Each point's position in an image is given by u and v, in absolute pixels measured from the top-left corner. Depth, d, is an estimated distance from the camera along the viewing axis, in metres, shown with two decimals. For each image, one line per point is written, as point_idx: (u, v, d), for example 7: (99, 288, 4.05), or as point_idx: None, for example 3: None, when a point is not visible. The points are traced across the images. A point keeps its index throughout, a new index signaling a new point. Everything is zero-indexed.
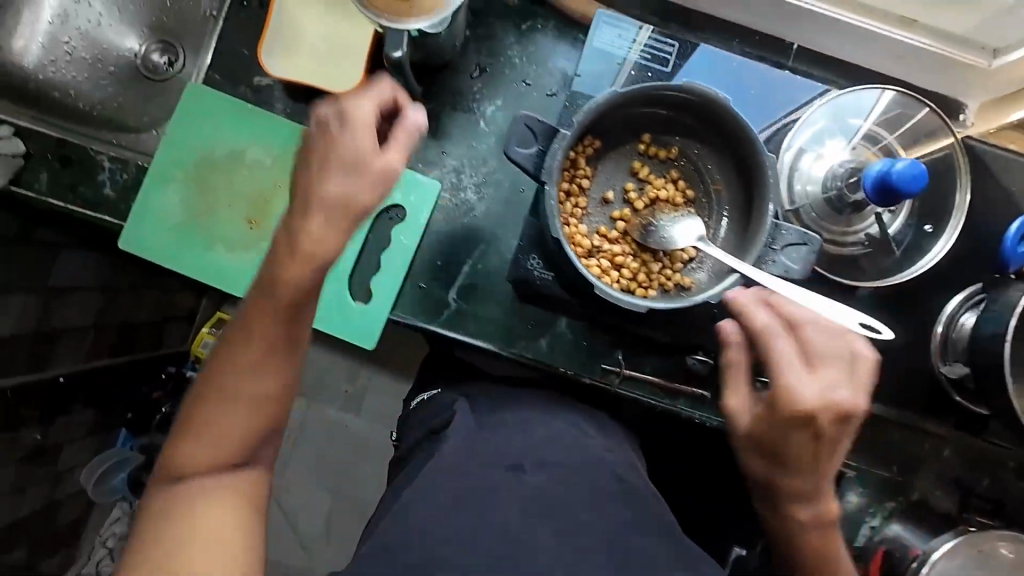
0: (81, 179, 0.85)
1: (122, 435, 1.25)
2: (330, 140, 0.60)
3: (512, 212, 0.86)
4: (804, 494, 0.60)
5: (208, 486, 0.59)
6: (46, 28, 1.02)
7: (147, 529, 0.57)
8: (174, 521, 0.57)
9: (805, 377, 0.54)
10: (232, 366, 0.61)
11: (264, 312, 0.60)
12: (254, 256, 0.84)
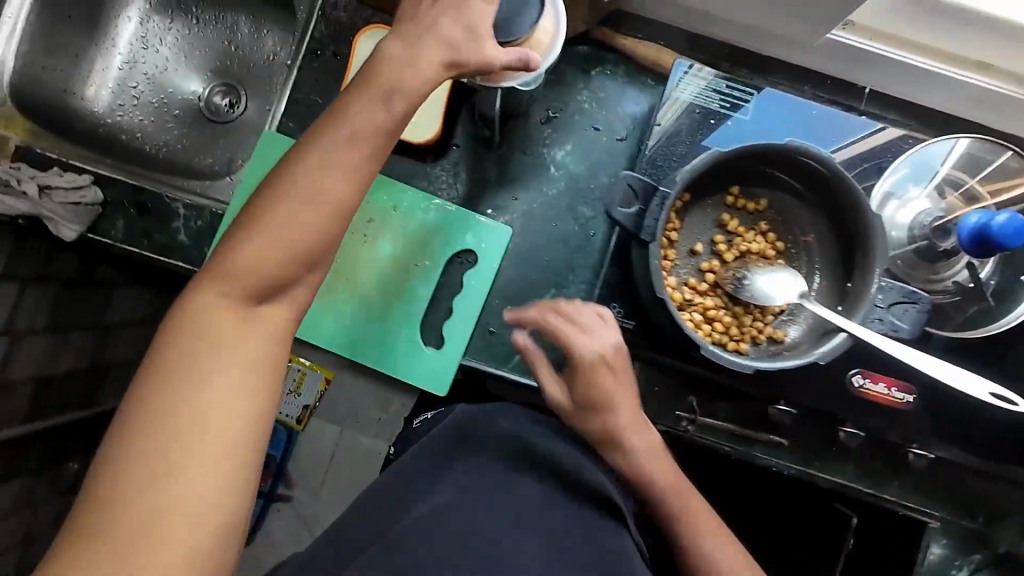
0: (157, 226, 0.87)
1: None
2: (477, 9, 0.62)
3: (582, 255, 0.86)
4: (682, 488, 0.70)
5: (221, 352, 0.56)
6: (116, 73, 1.03)
7: (148, 386, 0.54)
8: (179, 382, 0.54)
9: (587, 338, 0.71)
10: (256, 234, 0.57)
11: (279, 207, 0.58)
12: (327, 302, 0.84)
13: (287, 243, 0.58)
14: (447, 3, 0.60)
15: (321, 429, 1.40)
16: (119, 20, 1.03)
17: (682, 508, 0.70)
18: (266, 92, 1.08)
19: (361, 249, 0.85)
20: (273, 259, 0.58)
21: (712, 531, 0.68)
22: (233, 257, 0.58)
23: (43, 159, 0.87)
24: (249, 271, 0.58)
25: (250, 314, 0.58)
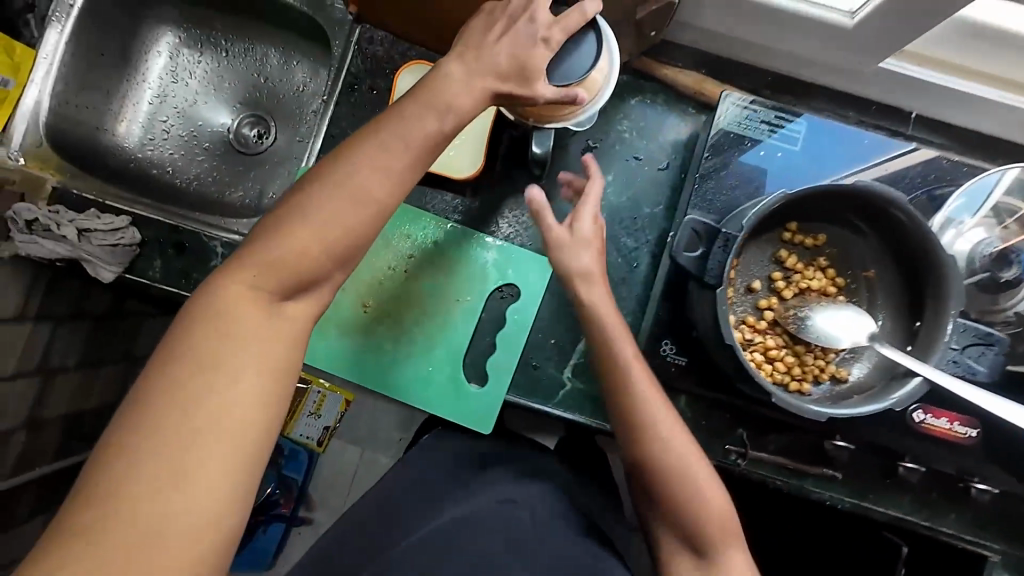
0: (195, 265, 0.86)
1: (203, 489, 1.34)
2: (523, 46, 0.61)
3: (624, 287, 0.85)
4: (678, 439, 0.68)
5: (238, 354, 0.54)
6: (146, 108, 1.03)
7: (157, 386, 0.52)
8: (192, 383, 0.52)
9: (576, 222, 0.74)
10: (285, 236, 0.57)
11: (314, 211, 0.57)
12: (368, 341, 0.83)
13: (316, 246, 0.57)
14: (500, 45, 0.59)
15: (343, 448, 1.42)
16: (149, 55, 1.03)
17: (677, 464, 0.67)
18: (296, 124, 1.07)
19: (402, 285, 0.84)
20: (298, 261, 0.57)
21: (705, 487, 0.66)
22: (260, 255, 0.57)
23: (81, 200, 0.87)
24: (276, 273, 0.57)
25: (269, 316, 0.56)
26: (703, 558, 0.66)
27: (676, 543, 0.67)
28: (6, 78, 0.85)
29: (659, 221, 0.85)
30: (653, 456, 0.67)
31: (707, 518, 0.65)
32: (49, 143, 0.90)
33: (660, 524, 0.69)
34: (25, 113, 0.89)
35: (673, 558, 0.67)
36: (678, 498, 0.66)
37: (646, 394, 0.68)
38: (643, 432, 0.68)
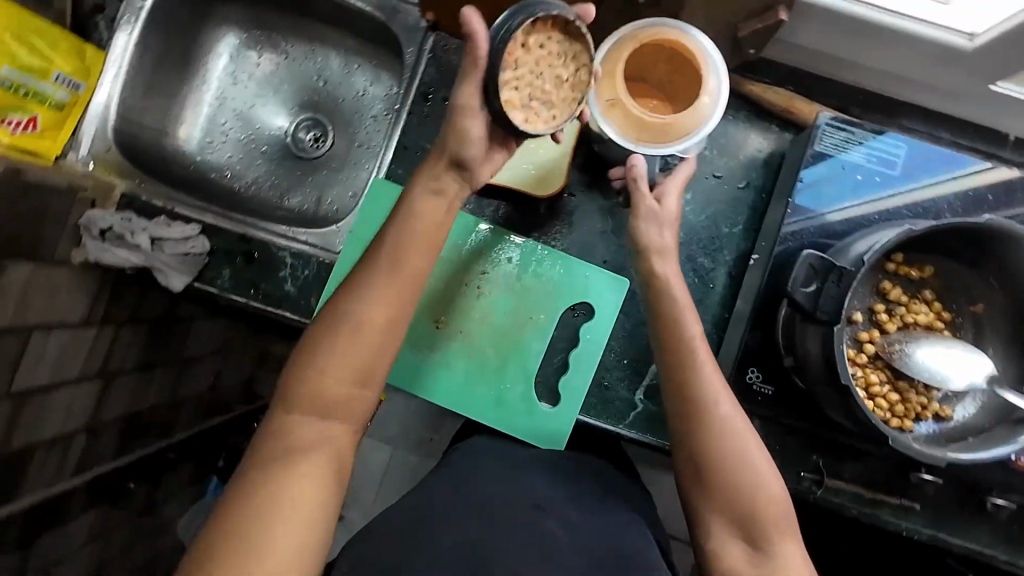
0: (263, 275, 0.85)
1: (213, 482, 1.41)
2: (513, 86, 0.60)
3: (699, 308, 0.83)
4: (734, 418, 0.63)
5: (321, 410, 0.60)
6: (206, 110, 1.02)
7: (263, 443, 0.59)
8: (265, 481, 0.56)
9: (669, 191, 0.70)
10: (356, 305, 0.61)
11: (374, 283, 0.62)
12: (440, 357, 0.82)
13: (357, 360, 0.60)
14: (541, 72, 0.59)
15: (378, 448, 1.41)
16: (211, 57, 1.02)
17: (735, 445, 0.62)
18: (355, 130, 1.05)
19: (473, 300, 0.82)
20: (335, 377, 0.60)
21: (762, 471, 0.61)
22: (336, 324, 0.61)
23: (150, 207, 0.86)
24: (319, 392, 0.59)
25: (323, 423, 0.60)
26: (759, 549, 0.59)
27: (728, 531, 0.61)
28: (76, 81, 0.84)
29: (739, 241, 0.83)
30: (707, 436, 0.63)
31: (761, 504, 0.60)
32: (117, 148, 0.88)
33: (708, 510, 0.62)
34: (93, 117, 0.88)
35: (726, 548, 0.60)
36: (730, 481, 0.61)
37: (710, 372, 0.65)
38: (699, 409, 0.64)
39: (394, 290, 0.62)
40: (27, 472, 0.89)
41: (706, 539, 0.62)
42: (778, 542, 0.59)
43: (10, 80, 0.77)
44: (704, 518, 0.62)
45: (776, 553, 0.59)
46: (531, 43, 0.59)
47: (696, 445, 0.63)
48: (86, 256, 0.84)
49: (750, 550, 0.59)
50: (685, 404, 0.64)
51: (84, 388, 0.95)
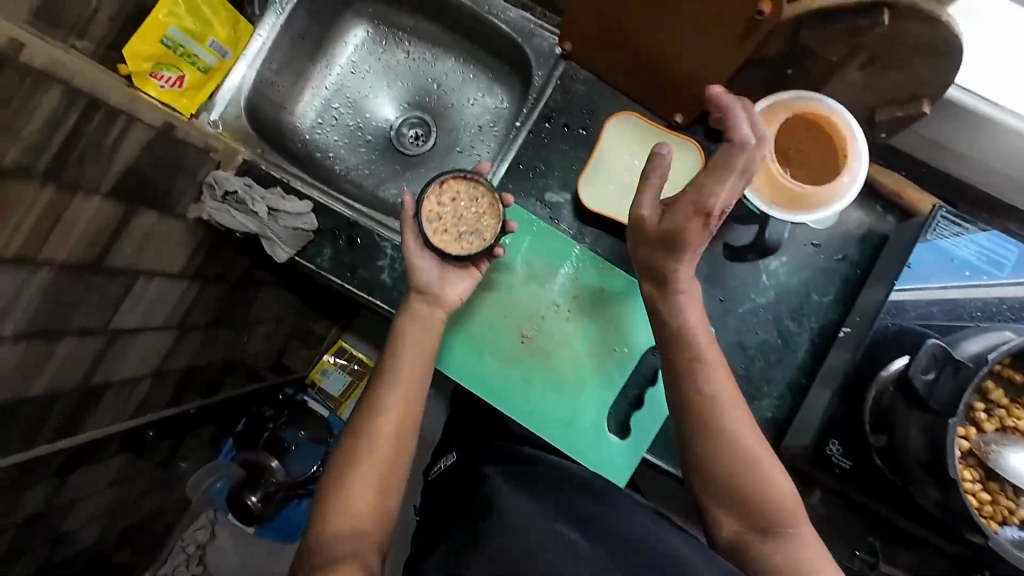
0: (362, 260, 0.88)
1: (228, 446, 1.40)
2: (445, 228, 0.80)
3: (774, 369, 0.84)
4: (732, 422, 0.64)
5: (355, 503, 0.64)
6: (323, 93, 1.06)
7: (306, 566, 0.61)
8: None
9: (799, 202, 0.63)
10: (379, 408, 0.69)
11: (388, 380, 0.71)
12: (521, 371, 0.84)
13: (381, 456, 0.67)
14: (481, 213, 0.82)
15: None
16: (338, 45, 1.06)
17: (738, 442, 0.63)
18: (458, 136, 1.09)
19: (563, 323, 0.85)
20: (362, 478, 0.65)
21: (768, 464, 0.62)
22: (365, 429, 0.68)
23: (268, 178, 0.89)
24: (349, 500, 0.64)
25: (355, 528, 0.63)
26: (772, 536, 0.60)
27: (735, 520, 0.62)
28: (225, 49, 0.88)
29: (829, 312, 0.84)
30: (708, 434, 0.63)
31: (777, 498, 0.61)
32: (247, 116, 0.94)
33: (713, 501, 0.63)
34: (230, 84, 0.93)
35: (738, 534, 0.62)
36: (738, 476, 0.62)
37: (713, 374, 0.65)
38: (699, 412, 0.64)
39: (410, 381, 0.71)
40: (92, 409, 0.90)
41: (718, 527, 0.63)
42: (794, 530, 0.60)
43: (173, 40, 0.81)
44: (710, 508, 0.64)
45: (795, 542, 0.59)
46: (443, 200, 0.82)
47: (699, 443, 0.64)
48: (202, 213, 0.87)
49: (760, 537, 0.60)
50: (682, 406, 0.65)
51: (158, 336, 0.97)
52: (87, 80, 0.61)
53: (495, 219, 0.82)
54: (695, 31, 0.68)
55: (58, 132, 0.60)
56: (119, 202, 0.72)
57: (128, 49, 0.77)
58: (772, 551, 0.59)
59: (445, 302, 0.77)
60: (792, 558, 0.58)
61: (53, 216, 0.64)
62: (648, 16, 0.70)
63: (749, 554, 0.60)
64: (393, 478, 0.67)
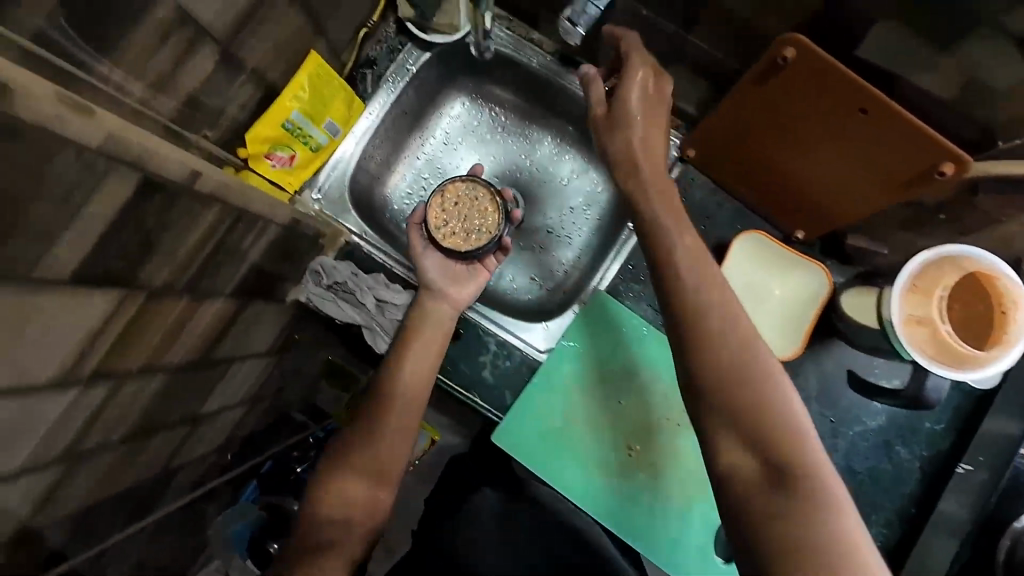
0: (464, 355, 0.85)
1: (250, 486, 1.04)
2: (453, 228, 0.84)
3: (884, 496, 0.82)
4: (728, 341, 0.56)
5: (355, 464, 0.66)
6: (415, 164, 1.03)
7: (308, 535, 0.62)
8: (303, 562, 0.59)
9: (961, 347, 0.60)
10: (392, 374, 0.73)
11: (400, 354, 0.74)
12: (628, 486, 0.82)
13: (388, 431, 0.69)
14: (480, 204, 0.87)
15: None
16: (435, 116, 1.03)
17: (731, 362, 0.55)
18: (546, 216, 1.06)
19: (673, 437, 0.83)
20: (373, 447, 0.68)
21: (774, 395, 0.53)
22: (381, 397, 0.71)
23: (372, 262, 0.87)
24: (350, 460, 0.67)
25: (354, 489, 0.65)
26: (786, 490, 0.49)
27: (747, 458, 0.52)
28: (339, 128, 0.85)
29: (940, 440, 0.82)
30: (703, 356, 0.56)
31: (787, 442, 0.51)
32: (349, 189, 0.90)
33: (715, 430, 0.54)
34: (337, 160, 0.90)
35: (739, 468, 0.52)
36: (746, 405, 0.53)
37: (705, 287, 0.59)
38: (687, 328, 0.57)
39: (419, 355, 0.74)
40: (166, 494, 0.83)
41: (715, 457, 0.54)
42: (808, 470, 0.50)
43: (293, 123, 0.78)
44: (707, 433, 0.54)
45: (805, 486, 0.49)
46: (450, 204, 0.86)
47: (692, 359, 0.56)
48: (302, 295, 0.85)
49: (766, 485, 0.50)
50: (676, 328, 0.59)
51: (232, 411, 0.92)
52: (240, 193, 0.58)
53: (498, 216, 0.87)
54: (853, 170, 0.66)
55: (203, 249, 0.56)
56: (233, 298, 0.68)
57: (251, 132, 0.73)
58: (780, 498, 0.49)
59: (453, 299, 0.81)
60: (790, 507, 0.48)
61: (181, 324, 0.61)
62: (799, 147, 0.69)
63: (748, 497, 0.50)
64: (394, 455, 0.68)
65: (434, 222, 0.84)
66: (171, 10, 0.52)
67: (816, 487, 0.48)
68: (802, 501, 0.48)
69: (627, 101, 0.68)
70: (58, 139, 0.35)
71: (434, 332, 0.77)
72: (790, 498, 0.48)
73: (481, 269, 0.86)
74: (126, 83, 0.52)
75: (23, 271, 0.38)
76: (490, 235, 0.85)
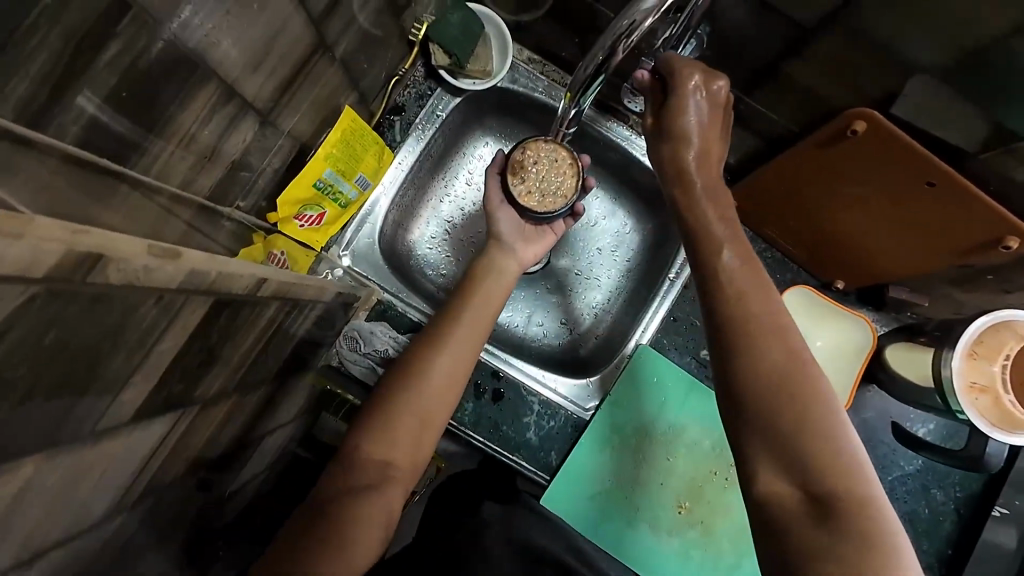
0: (507, 418, 0.83)
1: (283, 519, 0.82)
2: (531, 189, 0.80)
3: (924, 540, 0.83)
4: (777, 350, 0.50)
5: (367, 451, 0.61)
6: (436, 206, 0.95)
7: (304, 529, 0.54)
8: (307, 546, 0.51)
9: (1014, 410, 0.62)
10: (418, 359, 0.67)
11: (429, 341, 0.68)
12: (680, 545, 0.81)
13: (412, 417, 0.64)
14: (563, 162, 0.81)
15: None
16: (460, 156, 0.96)
17: (776, 372, 0.49)
18: (575, 257, 0.99)
19: (723, 493, 0.82)
20: (395, 433, 0.63)
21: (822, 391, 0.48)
22: (398, 385, 0.65)
23: (406, 321, 0.84)
24: (361, 449, 0.61)
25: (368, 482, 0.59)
26: (830, 527, 0.43)
27: (779, 472, 0.47)
28: (369, 182, 0.82)
29: (971, 481, 0.84)
30: (750, 363, 0.49)
31: (823, 459, 0.46)
32: (380, 246, 0.86)
33: (754, 448, 0.48)
34: (366, 213, 0.86)
35: (776, 495, 0.47)
36: (795, 424, 0.47)
37: (747, 279, 0.53)
38: (731, 327, 0.51)
39: (451, 337, 0.69)
40: None
41: (752, 482, 0.48)
42: (856, 508, 0.44)
43: (325, 181, 0.73)
44: (744, 449, 0.49)
45: (847, 508, 0.44)
46: (531, 160, 0.81)
47: (732, 361, 0.50)
48: (334, 360, 0.81)
49: (810, 520, 0.45)
50: (718, 327, 0.52)
51: None
52: (293, 287, 0.53)
53: (575, 181, 0.81)
54: (908, 231, 0.66)
55: (254, 346, 0.51)
56: (272, 379, 0.62)
57: (283, 195, 0.68)
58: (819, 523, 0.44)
59: (518, 256, 0.81)
60: (839, 550, 0.42)
61: (226, 421, 0.54)
62: (854, 206, 0.68)
63: (784, 530, 0.45)
64: (422, 435, 0.64)
65: (511, 178, 0.80)
66: (217, 89, 0.47)
67: (867, 526, 0.43)
68: (852, 541, 0.43)
69: (683, 118, 0.59)
70: (141, 292, 0.30)
71: (494, 284, 0.76)
72: (837, 539, 0.43)
73: (551, 230, 0.84)
74: (169, 171, 0.46)
75: (88, 430, 0.33)
76: (565, 200, 0.80)
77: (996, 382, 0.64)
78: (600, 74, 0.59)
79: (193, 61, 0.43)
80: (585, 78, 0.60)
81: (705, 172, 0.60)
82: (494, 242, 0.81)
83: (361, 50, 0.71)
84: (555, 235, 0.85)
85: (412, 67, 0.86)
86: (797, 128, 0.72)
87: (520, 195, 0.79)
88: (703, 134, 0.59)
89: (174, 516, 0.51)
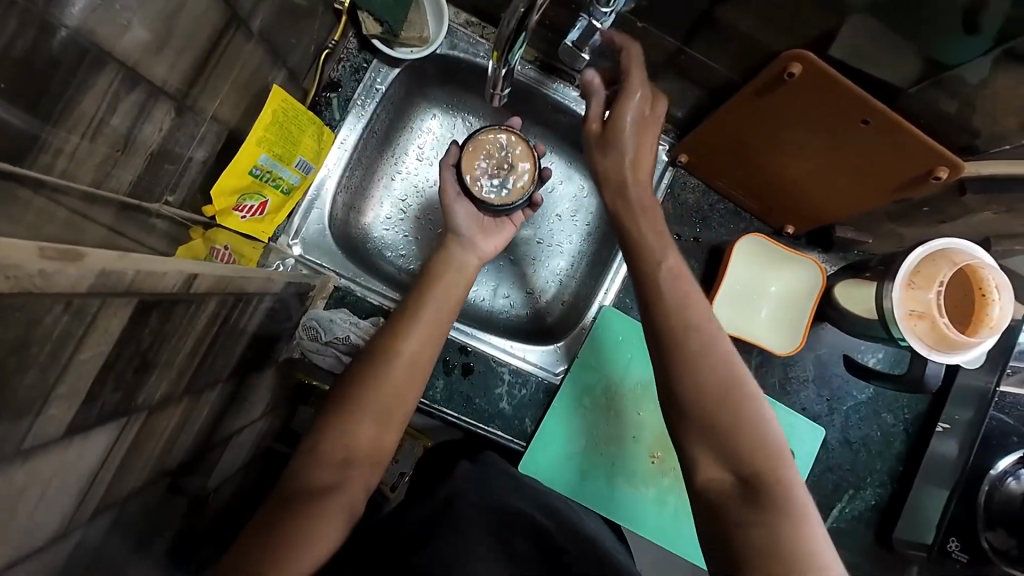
0: (478, 389, 0.83)
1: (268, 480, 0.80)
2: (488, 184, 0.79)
3: (876, 459, 0.89)
4: (703, 347, 0.55)
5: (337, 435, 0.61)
6: (389, 184, 0.92)
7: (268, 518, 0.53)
8: (273, 550, 0.52)
9: (948, 326, 0.66)
10: (377, 353, 0.67)
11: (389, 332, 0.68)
12: (656, 491, 0.84)
13: (377, 398, 0.64)
14: (518, 155, 0.80)
15: None
16: (408, 131, 0.92)
17: (703, 372, 0.54)
18: (535, 225, 0.97)
19: None
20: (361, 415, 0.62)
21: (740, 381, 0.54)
22: (361, 383, 0.65)
23: (367, 306, 0.82)
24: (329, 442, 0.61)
25: (339, 473, 0.60)
26: (758, 505, 0.48)
27: (712, 457, 0.52)
28: (311, 164, 0.78)
29: (918, 401, 0.89)
30: (680, 360, 0.55)
31: (745, 438, 0.51)
32: (331, 232, 0.84)
33: (689, 437, 0.53)
34: (312, 198, 0.83)
35: (714, 481, 0.51)
36: (722, 415, 0.52)
37: (668, 284, 0.59)
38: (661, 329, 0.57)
39: (409, 326, 0.68)
40: None
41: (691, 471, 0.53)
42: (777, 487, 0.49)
43: (262, 168, 0.70)
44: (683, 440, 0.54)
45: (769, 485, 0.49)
46: (485, 155, 0.79)
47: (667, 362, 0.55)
48: (298, 351, 0.79)
49: (743, 503, 0.49)
50: (654, 332, 0.58)
51: None
52: (233, 280, 0.51)
53: (531, 172, 0.80)
54: (847, 175, 0.68)
55: (199, 346, 0.50)
56: (227, 377, 0.60)
57: (215, 186, 0.64)
58: (750, 501, 0.49)
59: (479, 252, 0.78)
60: (766, 524, 0.47)
61: (180, 426, 0.52)
62: (800, 157, 0.69)
63: (723, 514, 0.50)
64: (389, 421, 0.65)
65: (466, 173, 0.78)
66: (118, 74, 0.44)
67: (787, 501, 0.48)
68: (776, 517, 0.47)
69: (621, 118, 0.65)
70: (43, 298, 0.28)
71: (455, 278, 0.75)
72: (765, 515, 0.48)
73: (510, 222, 0.82)
74: (76, 169, 0.43)
75: (13, 449, 0.31)
76: (522, 192, 0.79)
77: (933, 301, 0.67)
78: (522, 32, 0.57)
79: (78, 42, 0.39)
80: (509, 35, 0.58)
81: (638, 176, 0.66)
82: (451, 237, 0.78)
83: (284, 24, 0.66)
84: (515, 227, 0.82)
85: (343, 38, 0.82)
86: (737, 73, 0.72)
87: (476, 181, 0.78)
88: (637, 132, 0.66)
89: (143, 526, 0.50)
